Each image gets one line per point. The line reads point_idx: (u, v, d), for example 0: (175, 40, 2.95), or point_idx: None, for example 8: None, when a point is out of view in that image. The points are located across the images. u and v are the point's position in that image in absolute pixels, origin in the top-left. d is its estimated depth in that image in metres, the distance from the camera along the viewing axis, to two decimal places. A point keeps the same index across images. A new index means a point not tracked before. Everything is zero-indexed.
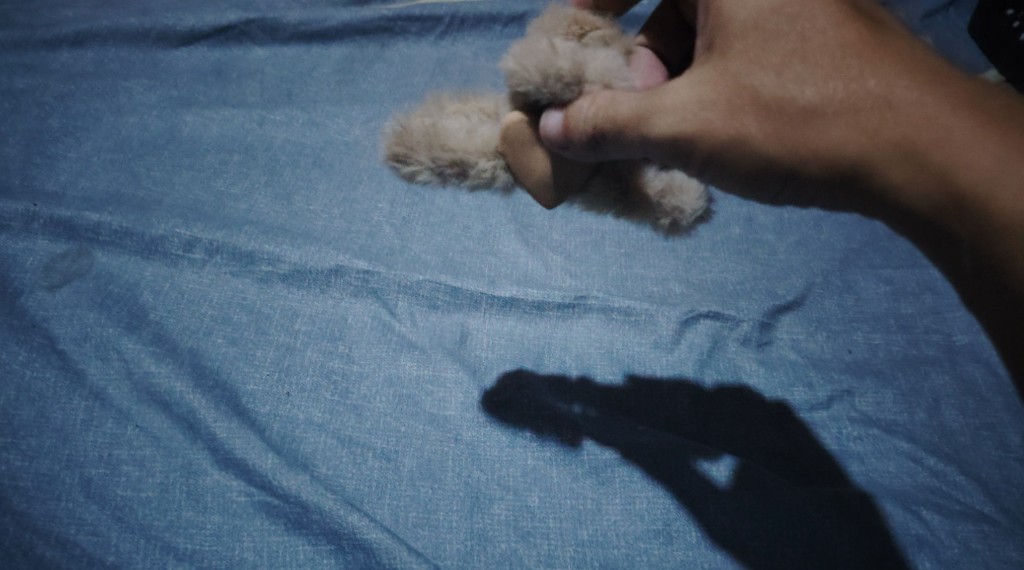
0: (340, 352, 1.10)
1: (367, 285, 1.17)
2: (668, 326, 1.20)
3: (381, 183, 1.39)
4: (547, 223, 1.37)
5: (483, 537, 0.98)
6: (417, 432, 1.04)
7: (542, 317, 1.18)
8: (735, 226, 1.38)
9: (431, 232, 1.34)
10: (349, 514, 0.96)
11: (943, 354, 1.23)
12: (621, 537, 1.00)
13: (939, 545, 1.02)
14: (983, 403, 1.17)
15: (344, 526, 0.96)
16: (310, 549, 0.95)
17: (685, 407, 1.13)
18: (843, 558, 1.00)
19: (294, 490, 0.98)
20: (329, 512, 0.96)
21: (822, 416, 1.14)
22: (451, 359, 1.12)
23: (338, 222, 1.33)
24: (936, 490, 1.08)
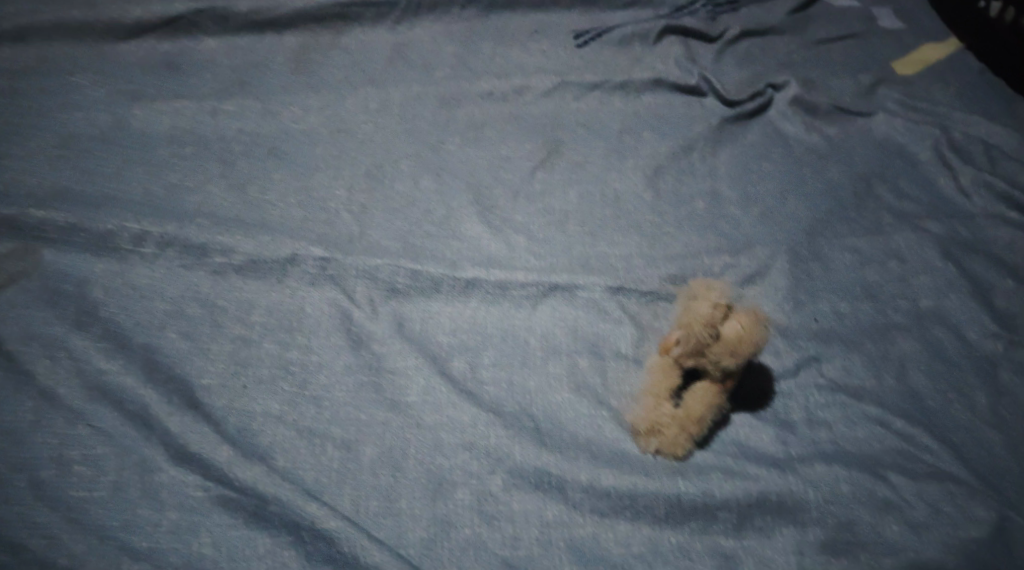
0: (298, 343, 1.07)
1: (324, 272, 1.14)
2: (619, 306, 1.21)
3: (339, 172, 1.38)
4: (510, 205, 1.39)
5: (447, 523, 0.94)
6: (378, 420, 1.01)
7: (506, 296, 1.19)
8: (700, 201, 1.45)
9: (391, 218, 1.32)
10: (309, 503, 0.93)
11: (910, 319, 1.26)
12: (588, 514, 0.97)
13: (906, 506, 1.00)
14: (951, 367, 1.19)
15: (304, 516, 0.92)
16: (271, 541, 0.92)
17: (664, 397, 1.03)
18: (811, 520, 0.98)
19: (251, 481, 0.94)
20: (286, 502, 0.93)
21: (789, 384, 1.14)
22: (406, 341, 1.10)
23: (296, 211, 1.29)
24: (906, 454, 1.06)
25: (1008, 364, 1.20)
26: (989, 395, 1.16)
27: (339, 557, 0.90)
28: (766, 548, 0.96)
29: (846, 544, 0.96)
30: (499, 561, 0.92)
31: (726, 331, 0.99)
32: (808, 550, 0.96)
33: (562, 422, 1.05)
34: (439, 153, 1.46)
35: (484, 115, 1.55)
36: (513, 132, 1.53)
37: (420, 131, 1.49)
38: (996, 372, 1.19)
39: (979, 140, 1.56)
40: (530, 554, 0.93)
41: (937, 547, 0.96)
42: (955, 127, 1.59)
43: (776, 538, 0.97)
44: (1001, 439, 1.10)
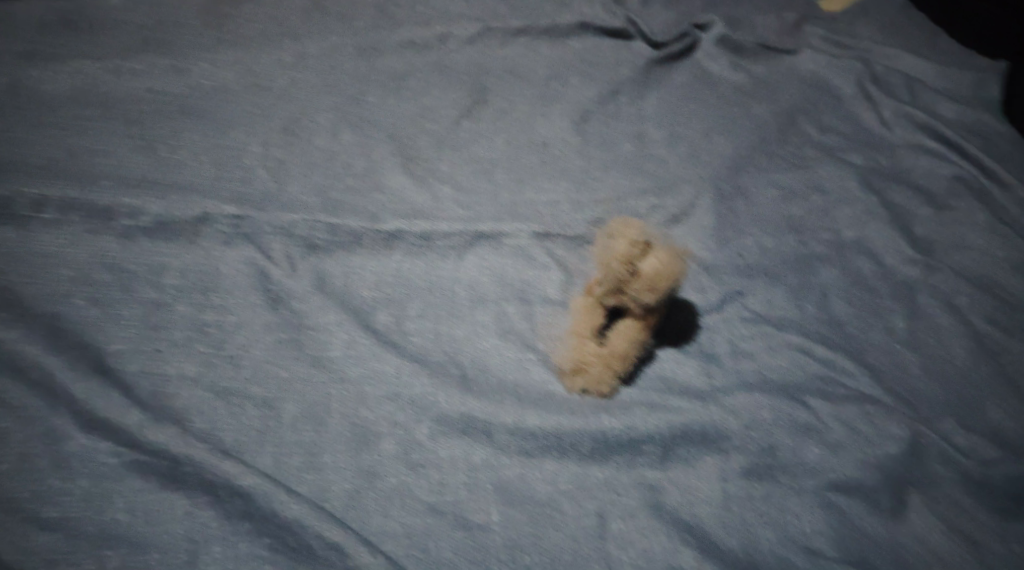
0: (214, 304, 1.04)
1: (239, 229, 1.12)
2: (545, 253, 1.20)
3: (254, 129, 1.33)
4: (434, 155, 1.36)
5: (371, 474, 0.90)
6: (301, 377, 0.97)
7: (430, 248, 1.17)
8: (627, 144, 1.44)
9: (310, 174, 1.28)
10: (222, 461, 0.87)
11: (832, 250, 1.28)
12: (515, 455, 0.95)
13: (825, 428, 1.01)
14: (871, 294, 1.21)
15: (220, 475, 0.86)
16: (188, 502, 0.85)
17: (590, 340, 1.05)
18: (733, 444, 0.98)
19: (164, 443, 0.87)
20: (200, 460, 0.87)
21: (714, 319, 1.15)
22: (327, 297, 1.07)
23: (207, 169, 1.24)
24: (826, 379, 1.08)
25: (926, 289, 1.22)
26: (907, 319, 1.18)
27: (258, 514, 0.84)
28: (691, 477, 0.96)
29: (768, 468, 0.97)
30: (426, 508, 0.89)
31: (644, 268, 0.98)
32: (731, 477, 0.96)
33: (489, 367, 1.05)
34: (360, 105, 1.42)
35: (406, 65, 1.51)
36: (438, 82, 1.49)
37: (340, 84, 1.45)
38: (914, 297, 1.21)
39: (900, 74, 1.58)
40: (457, 498, 0.90)
41: (854, 464, 0.98)
42: (877, 62, 1.61)
43: (701, 467, 0.97)
44: (917, 360, 1.13)
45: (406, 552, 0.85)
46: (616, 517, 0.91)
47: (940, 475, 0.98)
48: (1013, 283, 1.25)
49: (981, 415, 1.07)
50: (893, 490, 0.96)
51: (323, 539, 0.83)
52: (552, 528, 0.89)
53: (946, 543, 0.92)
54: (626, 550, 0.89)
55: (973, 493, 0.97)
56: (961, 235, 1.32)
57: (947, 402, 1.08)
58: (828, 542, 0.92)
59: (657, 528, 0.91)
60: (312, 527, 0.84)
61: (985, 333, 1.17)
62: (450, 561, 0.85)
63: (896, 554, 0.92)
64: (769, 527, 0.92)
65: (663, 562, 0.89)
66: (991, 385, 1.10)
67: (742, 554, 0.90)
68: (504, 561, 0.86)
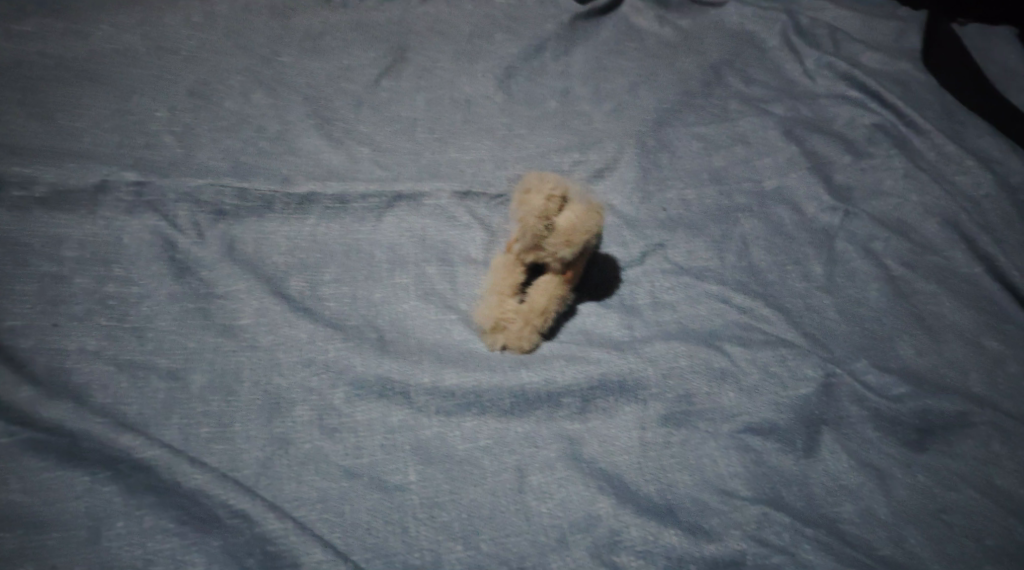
0: (116, 275, 1.00)
1: (141, 199, 1.07)
2: (466, 212, 1.18)
3: (159, 92, 1.27)
4: (353, 115, 1.31)
5: (285, 441, 0.88)
6: (208, 346, 0.95)
7: (347, 210, 1.14)
8: (552, 101, 1.41)
9: (220, 137, 1.22)
10: (121, 434, 0.84)
11: (753, 201, 1.28)
12: (434, 415, 0.93)
13: (740, 373, 1.03)
14: (790, 241, 1.22)
15: (119, 450, 0.83)
16: (87, 480, 0.82)
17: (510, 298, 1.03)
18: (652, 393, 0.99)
19: (60, 418, 0.84)
20: (97, 436, 0.83)
21: (636, 272, 1.16)
22: (236, 264, 1.03)
23: (110, 136, 1.18)
24: (744, 325, 1.09)
25: (844, 235, 1.23)
26: (825, 265, 1.19)
27: (162, 487, 0.82)
28: (609, 427, 0.96)
29: (685, 414, 0.98)
30: (341, 472, 0.87)
31: (560, 221, 0.98)
32: (649, 425, 0.97)
33: (409, 329, 1.02)
34: (274, 66, 1.36)
35: (323, 24, 1.45)
36: (356, 41, 1.44)
37: (252, 44, 1.39)
38: (832, 243, 1.22)
39: (824, 26, 1.56)
40: (373, 460, 0.88)
41: (767, 407, 1.00)
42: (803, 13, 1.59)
43: (620, 416, 0.97)
44: (833, 304, 1.14)
45: (319, 516, 0.84)
46: (535, 470, 0.91)
47: (851, 413, 1.01)
48: (928, 231, 1.24)
49: (894, 354, 1.09)
50: (806, 429, 0.99)
51: (229, 508, 0.81)
52: (470, 484, 0.88)
53: (856, 478, 0.96)
54: (544, 502, 0.89)
55: (882, 429, 1.00)
56: (878, 181, 1.31)
57: (861, 342, 1.10)
58: (743, 483, 0.94)
59: (574, 478, 0.91)
60: (217, 495, 0.81)
61: (900, 276, 1.18)
62: (365, 523, 0.84)
63: (808, 490, 0.94)
64: (685, 473, 0.93)
65: (580, 511, 0.88)
66: (903, 325, 1.12)
67: (660, 502, 0.91)
68: (421, 519, 0.85)
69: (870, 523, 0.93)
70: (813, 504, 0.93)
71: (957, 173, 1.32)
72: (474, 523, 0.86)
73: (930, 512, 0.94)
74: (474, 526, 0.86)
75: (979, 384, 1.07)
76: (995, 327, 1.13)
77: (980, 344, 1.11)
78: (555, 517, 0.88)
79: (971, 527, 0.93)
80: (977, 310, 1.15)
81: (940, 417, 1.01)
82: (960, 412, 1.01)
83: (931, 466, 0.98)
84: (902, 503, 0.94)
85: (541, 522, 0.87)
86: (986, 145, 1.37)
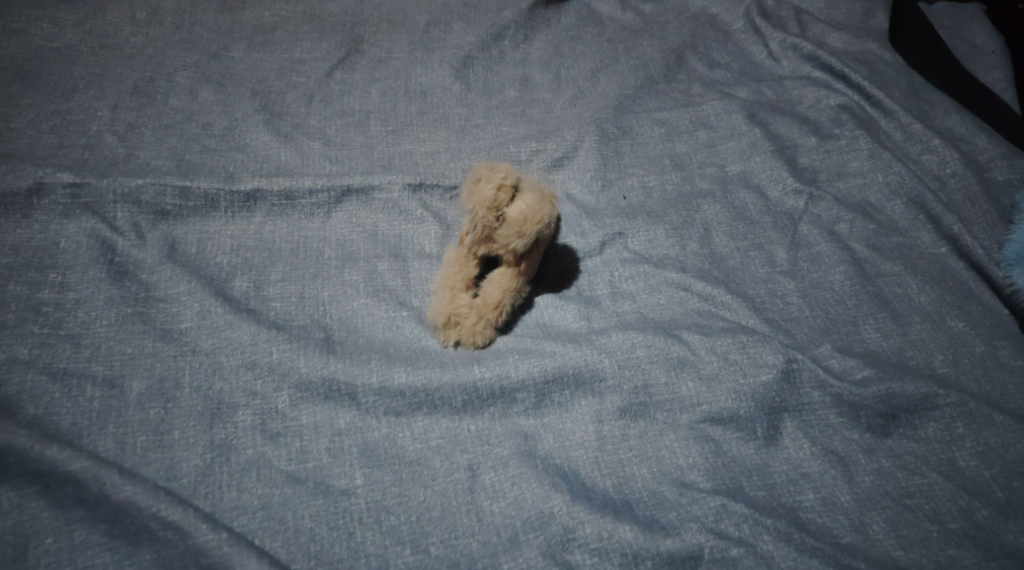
0: (51, 281, 0.97)
1: (77, 199, 1.04)
2: (418, 205, 1.14)
3: (101, 91, 1.23)
4: (304, 110, 1.27)
5: (225, 447, 0.87)
6: (147, 351, 0.93)
7: (294, 207, 1.11)
8: (510, 90, 1.36)
9: (164, 135, 1.19)
10: (47, 447, 0.80)
11: (715, 185, 1.25)
12: (382, 416, 0.91)
13: (700, 362, 1.00)
14: (752, 226, 1.19)
15: (42, 462, 0.79)
16: (14, 494, 0.78)
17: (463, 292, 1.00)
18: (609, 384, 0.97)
19: None
20: (19, 446, 0.79)
21: (594, 263, 1.13)
22: (177, 266, 1.02)
23: (48, 138, 1.14)
24: (704, 313, 1.07)
25: (808, 218, 1.20)
26: (789, 249, 1.17)
27: (91, 498, 0.79)
28: (565, 421, 0.94)
29: (643, 406, 0.96)
30: (284, 477, 0.86)
31: (511, 212, 0.95)
32: (606, 418, 0.95)
33: (358, 328, 1.00)
34: (222, 61, 1.31)
35: (274, 17, 1.39)
36: (308, 32, 1.38)
37: (198, 40, 1.34)
38: (797, 226, 1.19)
39: (790, 6, 1.50)
40: (318, 465, 0.87)
41: (727, 396, 0.98)
42: None
43: (576, 410, 0.95)
44: (796, 288, 1.12)
45: (260, 524, 0.82)
46: (486, 469, 0.89)
47: (813, 399, 0.99)
48: (893, 211, 1.21)
49: (857, 338, 1.06)
50: (767, 417, 0.97)
51: (161, 519, 0.78)
52: (420, 485, 0.87)
53: (819, 466, 0.94)
54: (496, 501, 0.87)
55: (845, 415, 0.98)
56: (842, 162, 1.27)
57: (824, 327, 1.07)
58: (702, 474, 0.92)
59: (528, 474, 0.89)
60: (148, 507, 0.78)
61: (865, 258, 1.16)
62: (309, 529, 0.83)
63: (769, 480, 0.92)
64: (643, 465, 0.92)
65: (534, 509, 0.86)
66: (867, 308, 1.09)
67: (618, 496, 0.89)
68: (367, 524, 0.84)
69: (832, 511, 0.91)
70: (773, 494, 0.91)
71: (922, 151, 1.28)
72: (423, 526, 0.84)
73: (893, 497, 0.92)
74: (423, 528, 0.84)
75: (945, 364, 1.04)
76: (962, 304, 1.10)
77: (946, 324, 1.08)
78: (508, 516, 0.86)
79: (934, 510, 0.91)
80: (943, 288, 1.12)
81: (905, 400, 0.98)
82: (925, 394, 0.98)
83: (894, 451, 0.96)
84: (865, 490, 0.92)
85: (494, 521, 0.85)
86: (953, 124, 1.32)
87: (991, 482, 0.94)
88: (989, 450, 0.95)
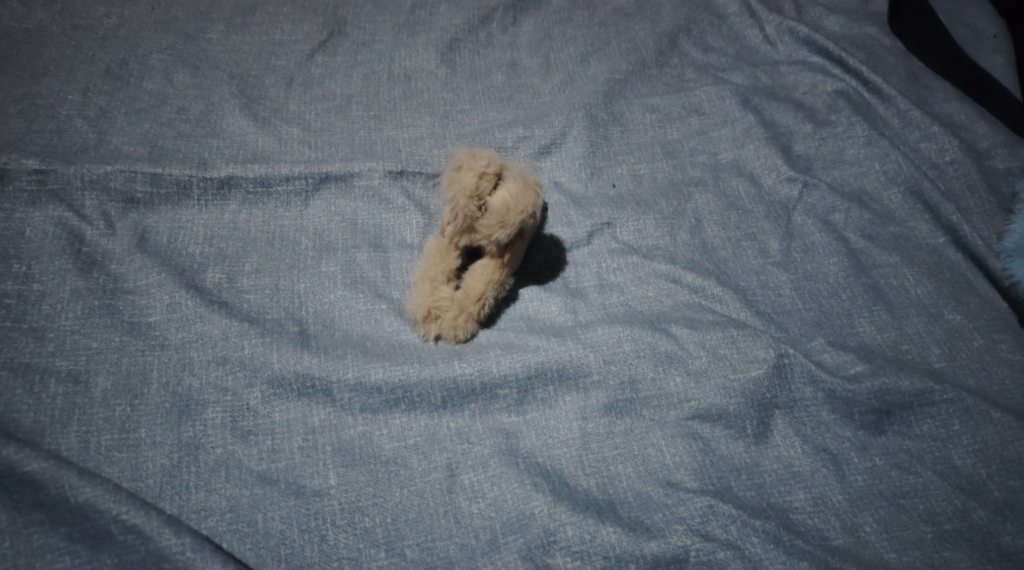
0: (15, 271, 0.95)
1: (43, 186, 1.02)
2: (399, 193, 1.11)
3: (72, 73, 1.19)
4: (283, 94, 1.23)
5: (193, 446, 0.86)
6: (114, 345, 0.91)
7: (271, 196, 1.08)
8: (497, 74, 1.32)
9: (137, 120, 1.15)
10: (3, 448, 0.79)
11: (708, 174, 1.21)
12: (359, 413, 0.90)
13: (688, 356, 0.97)
14: (745, 215, 1.16)
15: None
16: None
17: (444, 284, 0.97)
18: (593, 381, 0.95)
19: None
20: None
21: (581, 254, 1.10)
22: (147, 256, 0.99)
23: (15, 122, 1.11)
24: (693, 305, 1.04)
25: (802, 208, 1.17)
26: (782, 239, 1.13)
27: (49, 501, 0.78)
28: (548, 418, 0.92)
29: (629, 403, 0.94)
30: (255, 477, 0.85)
31: (493, 201, 0.91)
32: (591, 415, 0.92)
33: (335, 321, 0.97)
34: (198, 43, 1.27)
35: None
36: (288, 14, 1.33)
37: (174, 21, 1.29)
38: (790, 216, 1.16)
39: None
40: (290, 464, 0.86)
41: (717, 393, 0.95)
42: None
43: (559, 406, 0.93)
44: (789, 280, 1.09)
45: (229, 526, 0.81)
46: (467, 468, 0.88)
47: (805, 396, 0.96)
48: (889, 200, 1.18)
49: (851, 331, 1.03)
50: (757, 413, 0.94)
51: (121, 523, 0.78)
52: (396, 486, 0.86)
53: (810, 464, 0.91)
54: (476, 502, 0.85)
55: (838, 411, 0.95)
56: (838, 149, 1.23)
57: (817, 320, 1.04)
58: (689, 474, 0.89)
59: (508, 475, 0.87)
60: (109, 510, 0.78)
61: (860, 249, 1.12)
62: (280, 533, 0.82)
63: (757, 479, 0.90)
64: (629, 465, 0.89)
65: (514, 510, 0.85)
66: (862, 300, 1.06)
67: (601, 497, 0.87)
68: (341, 526, 0.83)
69: (822, 511, 0.88)
70: (762, 494, 0.89)
71: (920, 139, 1.24)
72: (400, 528, 0.83)
73: (886, 496, 0.89)
74: (399, 530, 0.83)
75: (941, 359, 1.01)
76: (960, 297, 1.07)
77: (942, 317, 1.05)
78: (487, 519, 0.85)
79: (929, 511, 0.88)
80: (940, 281, 1.08)
81: (899, 396, 0.95)
82: (920, 390, 0.96)
83: (888, 449, 0.93)
84: (856, 489, 0.90)
85: (472, 524, 0.84)
86: (953, 110, 1.28)
87: (987, 480, 0.91)
88: (985, 448, 0.93)
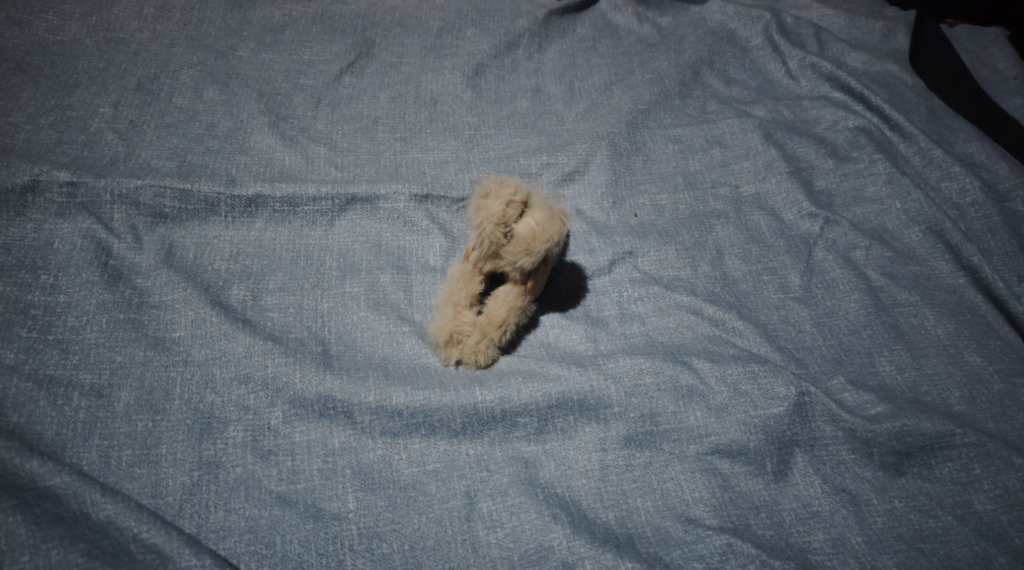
0: (43, 283, 0.97)
1: (73, 200, 1.04)
2: (423, 216, 1.11)
3: (103, 85, 1.20)
4: (309, 113, 1.24)
5: (214, 464, 0.87)
6: (138, 360, 0.93)
7: (296, 214, 1.09)
8: (521, 99, 1.32)
9: (166, 134, 1.16)
10: (27, 460, 0.82)
11: (729, 206, 1.20)
12: (379, 436, 0.91)
13: (708, 392, 0.97)
14: (766, 249, 1.15)
15: (22, 476, 0.82)
16: None
17: (467, 308, 0.97)
18: (613, 412, 0.95)
19: None
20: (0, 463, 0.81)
21: (602, 282, 1.10)
22: (173, 271, 1.01)
23: (46, 133, 1.12)
24: (714, 339, 1.03)
25: (823, 243, 1.16)
26: (803, 274, 1.12)
27: (69, 517, 0.81)
28: (567, 449, 0.93)
29: (650, 435, 0.94)
30: (274, 498, 0.86)
31: (519, 228, 0.91)
32: (611, 447, 0.93)
33: (358, 341, 0.99)
34: (228, 60, 1.28)
35: (284, 16, 1.35)
36: (318, 34, 1.34)
37: (205, 37, 1.30)
38: (811, 251, 1.15)
39: (812, 21, 1.44)
40: (310, 485, 0.88)
41: (737, 428, 0.95)
42: (791, 5, 1.49)
43: (579, 436, 0.94)
44: (809, 316, 1.08)
45: (247, 548, 0.83)
46: (485, 496, 0.89)
47: (826, 435, 0.95)
48: (910, 239, 1.16)
49: (872, 370, 1.02)
50: (778, 451, 0.94)
51: (141, 542, 0.80)
52: (415, 512, 0.87)
53: (829, 505, 0.91)
54: (495, 532, 0.87)
55: (858, 451, 0.94)
56: (859, 186, 1.23)
57: (837, 357, 1.03)
58: (708, 510, 0.90)
59: (527, 505, 0.88)
60: (129, 528, 0.81)
61: (883, 287, 1.11)
62: (297, 556, 0.83)
63: (777, 517, 0.90)
64: (647, 499, 0.90)
65: (532, 541, 0.86)
66: (882, 339, 1.05)
67: (620, 531, 0.88)
68: (358, 551, 0.84)
69: (842, 554, 0.88)
70: (780, 533, 0.89)
71: (941, 178, 1.22)
72: (417, 555, 0.84)
73: (904, 539, 0.89)
74: (417, 557, 0.84)
75: (962, 402, 1.00)
76: (983, 338, 1.05)
77: (964, 359, 1.03)
78: (505, 549, 0.85)
79: (949, 556, 0.88)
80: (962, 322, 1.07)
81: (920, 438, 0.95)
82: (941, 433, 0.95)
83: (908, 491, 0.92)
84: (876, 531, 0.89)
85: (490, 554, 0.85)
86: (975, 150, 1.26)
87: (1008, 527, 0.90)
88: (1007, 494, 0.92)
